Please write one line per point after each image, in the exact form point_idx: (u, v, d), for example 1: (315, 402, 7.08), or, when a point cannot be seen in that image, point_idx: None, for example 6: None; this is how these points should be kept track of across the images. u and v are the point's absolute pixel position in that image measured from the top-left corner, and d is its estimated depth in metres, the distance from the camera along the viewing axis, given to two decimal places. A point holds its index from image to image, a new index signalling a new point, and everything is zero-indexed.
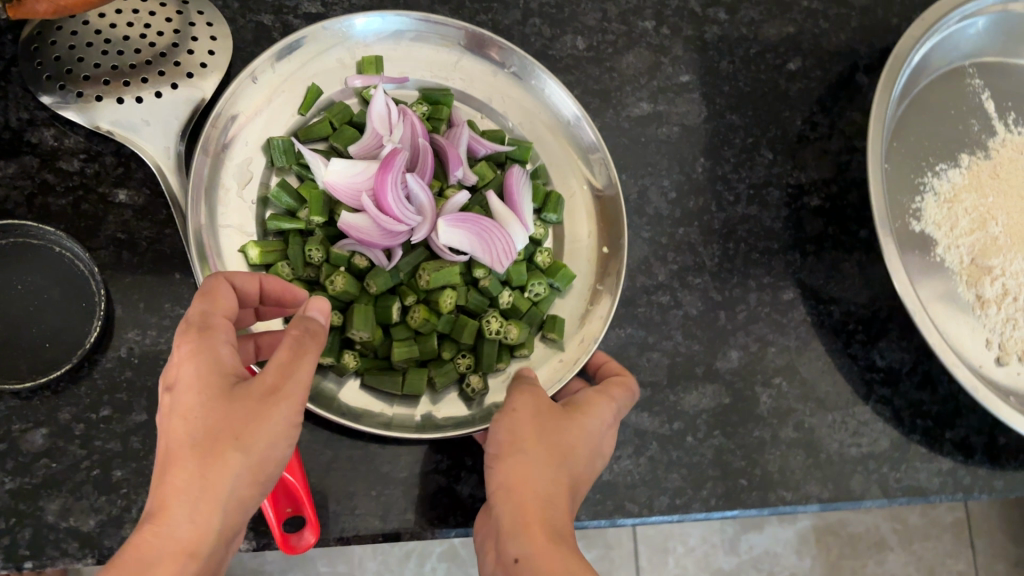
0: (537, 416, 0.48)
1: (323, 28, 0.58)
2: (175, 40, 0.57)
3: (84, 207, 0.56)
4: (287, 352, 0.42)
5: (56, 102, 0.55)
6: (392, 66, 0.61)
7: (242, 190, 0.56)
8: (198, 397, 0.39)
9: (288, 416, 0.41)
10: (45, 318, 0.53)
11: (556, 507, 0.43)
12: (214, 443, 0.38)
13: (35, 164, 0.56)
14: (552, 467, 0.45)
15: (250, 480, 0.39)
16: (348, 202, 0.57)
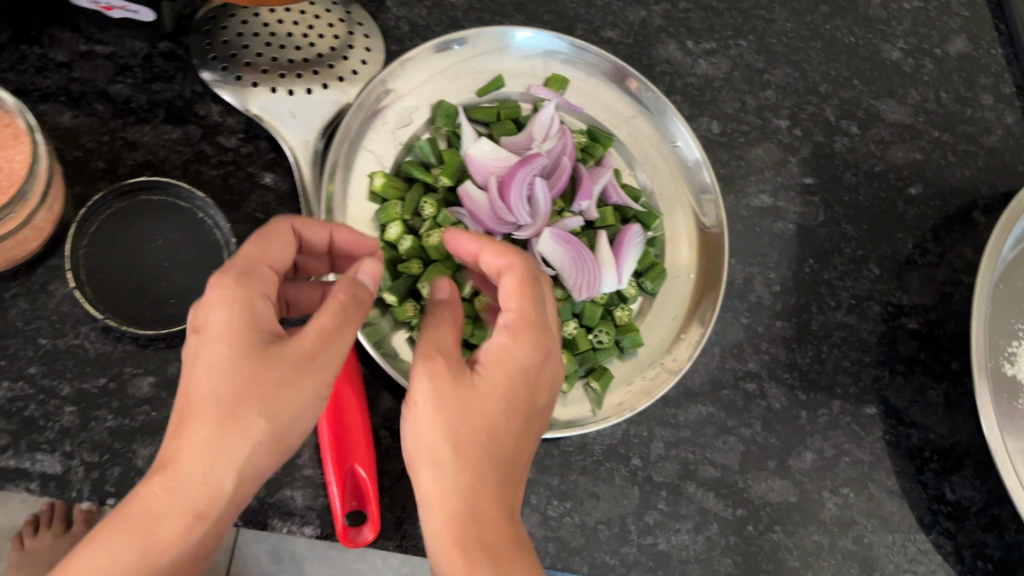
0: (440, 360, 0.43)
1: (534, 34, 0.63)
2: (333, 46, 0.61)
3: (232, 181, 0.59)
4: (328, 319, 0.41)
5: (216, 81, 0.59)
6: (576, 94, 0.65)
7: (396, 130, 0.61)
8: (226, 353, 0.39)
9: (314, 387, 0.41)
10: (176, 277, 0.55)
11: (501, 432, 0.43)
12: (235, 407, 0.38)
13: (198, 134, 0.59)
14: (484, 402, 0.43)
15: (270, 450, 0.40)
16: (476, 177, 0.60)
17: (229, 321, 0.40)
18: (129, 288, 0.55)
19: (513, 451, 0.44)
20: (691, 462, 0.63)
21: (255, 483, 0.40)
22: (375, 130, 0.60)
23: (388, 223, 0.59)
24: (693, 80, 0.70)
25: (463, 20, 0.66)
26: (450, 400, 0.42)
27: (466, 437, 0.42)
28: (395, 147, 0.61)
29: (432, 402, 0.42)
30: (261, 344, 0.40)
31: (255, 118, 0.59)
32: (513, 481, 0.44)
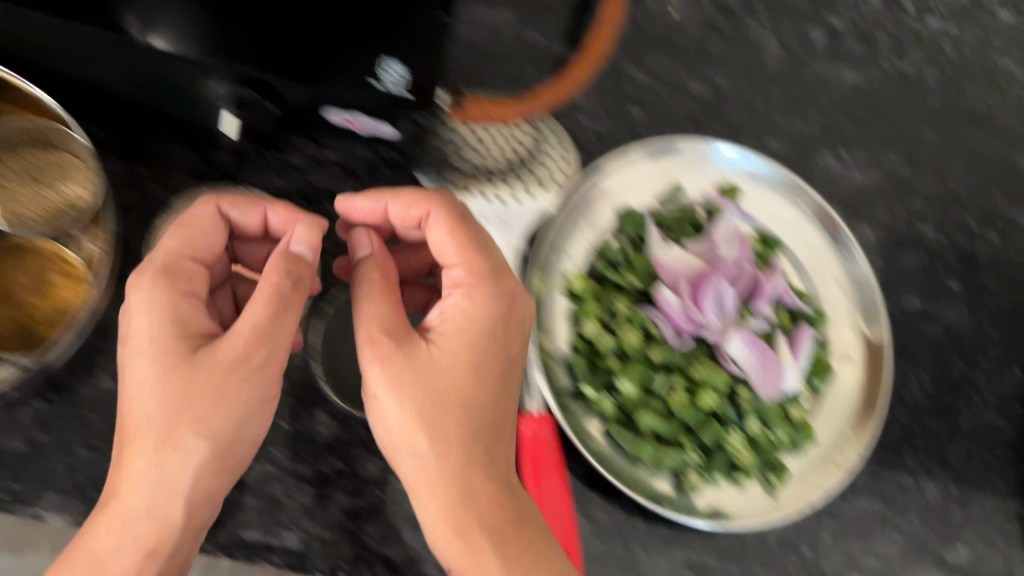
0: (384, 341, 0.49)
1: (717, 148, 0.69)
2: (535, 156, 0.68)
3: (444, 278, 0.64)
4: (261, 309, 0.47)
5: (435, 186, 0.65)
6: (749, 204, 0.71)
7: (589, 233, 0.67)
8: (146, 365, 0.46)
9: (256, 391, 0.48)
10: None
11: (472, 399, 0.50)
12: (171, 430, 0.46)
13: (416, 234, 0.65)
14: (453, 369, 0.50)
15: (215, 465, 0.47)
16: (664, 278, 0.64)
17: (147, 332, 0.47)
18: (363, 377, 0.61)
19: (505, 408, 0.52)
20: (856, 553, 0.67)
21: (203, 501, 0.48)
22: (569, 232, 0.67)
23: (584, 318, 0.64)
24: (850, 189, 0.75)
25: (645, 131, 0.71)
26: (402, 375, 0.48)
27: (446, 418, 0.49)
28: (587, 249, 0.67)
29: (390, 388, 0.48)
30: (192, 358, 0.47)
31: (469, 220, 0.65)
32: (503, 442, 0.52)
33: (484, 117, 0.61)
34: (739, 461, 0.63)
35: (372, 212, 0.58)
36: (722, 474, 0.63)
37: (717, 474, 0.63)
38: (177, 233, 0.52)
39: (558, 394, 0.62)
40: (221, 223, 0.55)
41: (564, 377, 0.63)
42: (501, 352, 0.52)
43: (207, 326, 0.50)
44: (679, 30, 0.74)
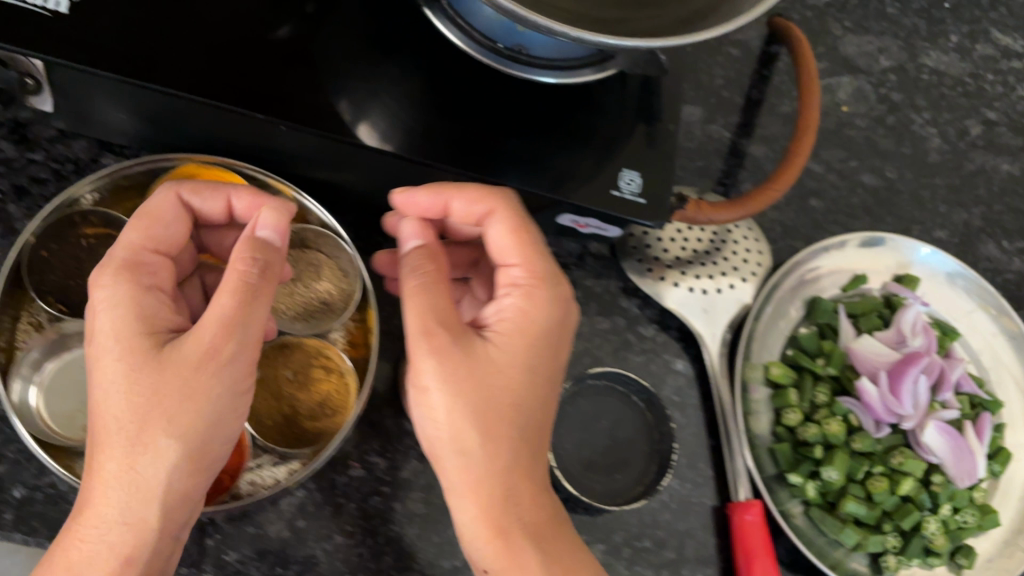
0: (443, 336, 0.47)
1: (899, 241, 0.73)
2: (731, 249, 0.70)
3: (652, 365, 0.67)
4: (229, 301, 0.44)
5: (641, 278, 0.68)
6: (924, 291, 0.75)
7: (780, 322, 0.71)
8: (123, 368, 0.42)
9: (229, 377, 0.44)
10: (619, 452, 0.64)
11: (525, 402, 0.49)
12: (143, 428, 0.42)
13: (623, 323, 0.68)
14: (511, 376, 0.48)
15: (188, 466, 0.43)
16: (862, 371, 0.68)
17: (115, 324, 0.44)
18: (583, 463, 0.63)
19: (541, 408, 0.50)
20: None
21: (183, 505, 0.44)
22: (766, 321, 0.70)
23: (786, 408, 0.67)
24: (1013, 276, 0.78)
25: (823, 221, 0.75)
26: (463, 373, 0.47)
27: (498, 418, 0.47)
28: (781, 338, 0.71)
29: (445, 384, 0.46)
30: (158, 352, 0.43)
31: (674, 313, 0.67)
32: (539, 449, 0.50)
33: (704, 218, 0.64)
34: (934, 546, 0.66)
35: (434, 206, 0.54)
36: (917, 559, 0.66)
37: (914, 559, 0.66)
38: (134, 223, 0.49)
39: (765, 478, 0.66)
40: (182, 213, 0.52)
41: (773, 465, 0.67)
42: (547, 355, 0.51)
43: (174, 321, 0.46)
44: (850, 125, 0.78)
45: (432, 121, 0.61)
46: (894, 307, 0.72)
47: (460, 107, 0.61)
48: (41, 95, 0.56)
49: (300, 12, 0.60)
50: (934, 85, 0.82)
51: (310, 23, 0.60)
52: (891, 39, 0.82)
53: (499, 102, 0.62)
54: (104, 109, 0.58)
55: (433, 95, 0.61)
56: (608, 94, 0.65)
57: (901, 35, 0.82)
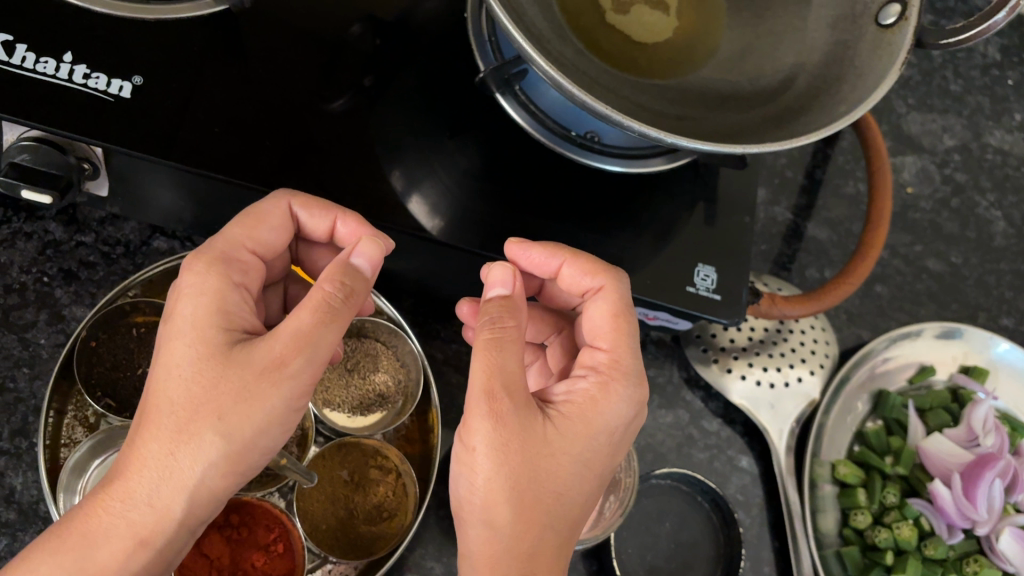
0: (507, 403, 0.40)
1: (967, 332, 0.70)
2: (800, 337, 0.67)
3: (716, 462, 0.65)
4: (308, 318, 0.39)
5: (706, 369, 0.65)
6: (992, 384, 0.71)
7: (845, 416, 0.69)
8: (189, 357, 0.38)
9: (292, 390, 0.39)
10: (682, 556, 0.61)
11: (571, 500, 0.41)
12: (191, 418, 0.38)
13: (687, 417, 0.65)
14: (564, 467, 0.41)
15: (225, 468, 0.39)
16: (934, 473, 0.65)
17: (191, 310, 0.40)
18: (646, 568, 0.60)
19: (583, 512, 0.43)
20: None
21: (207, 507, 0.39)
22: (834, 417, 0.68)
23: (855, 509, 0.64)
24: None
25: (888, 308, 0.73)
26: (514, 449, 0.40)
27: (530, 505, 0.40)
28: (848, 434, 0.69)
29: (494, 454, 0.39)
30: (230, 349, 0.39)
31: (738, 407, 0.65)
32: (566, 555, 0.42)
33: (778, 312, 0.62)
34: None
35: (547, 265, 0.50)
36: None
37: None
38: (239, 219, 0.46)
39: None
40: (286, 227, 0.48)
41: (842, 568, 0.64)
42: (609, 456, 0.43)
43: (253, 324, 0.42)
44: (915, 207, 0.76)
45: (498, 201, 0.58)
46: (963, 402, 0.69)
47: (523, 185, 0.59)
48: (95, 180, 0.54)
49: (357, 84, 0.58)
50: (999, 165, 0.80)
51: (367, 96, 0.58)
52: (955, 118, 0.80)
53: (563, 180, 0.60)
54: (161, 194, 0.55)
55: (495, 175, 0.59)
56: (674, 174, 0.62)
57: (965, 113, 0.80)
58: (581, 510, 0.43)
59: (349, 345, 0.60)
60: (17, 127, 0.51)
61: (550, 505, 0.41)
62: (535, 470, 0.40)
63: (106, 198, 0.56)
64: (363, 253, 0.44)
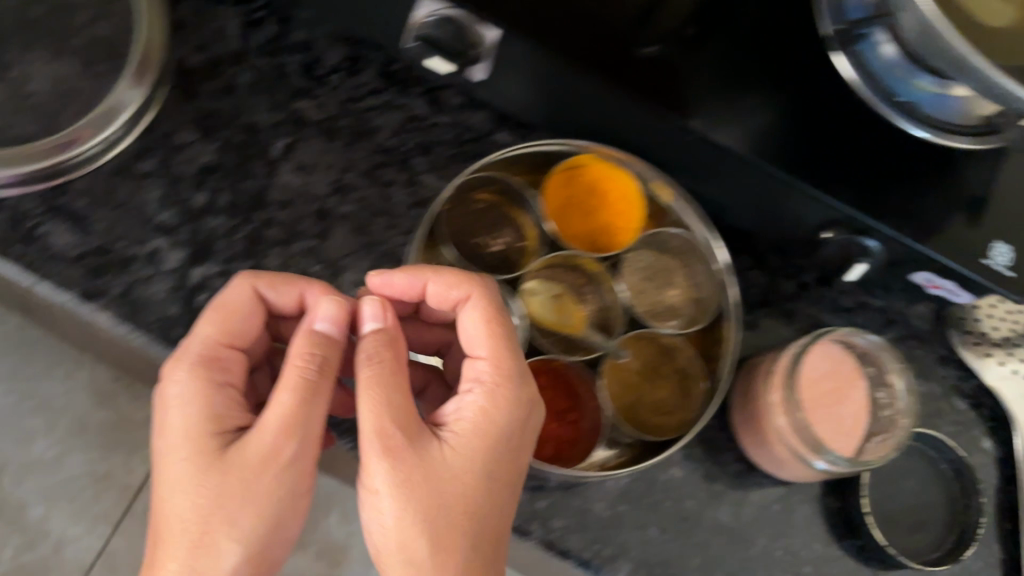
0: (398, 440, 0.43)
1: None
2: None
3: (961, 439, 0.68)
4: (289, 398, 0.43)
5: (969, 351, 0.68)
6: None
7: None
8: (188, 477, 0.42)
9: (259, 519, 0.42)
10: (921, 513, 0.64)
11: (484, 507, 0.45)
12: (204, 533, 0.42)
13: (940, 392, 0.69)
14: (461, 487, 0.44)
15: (255, 562, 0.43)
16: None
17: (180, 426, 0.44)
18: (886, 515, 0.64)
19: (501, 525, 0.46)
20: None
21: None
22: None
23: None
24: None
25: None
26: (415, 486, 0.43)
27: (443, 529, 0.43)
28: None
29: (397, 489, 0.43)
30: (224, 454, 0.43)
31: (995, 390, 0.67)
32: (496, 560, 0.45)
33: None
34: None
35: (412, 285, 0.53)
36: None
37: None
38: (208, 319, 0.49)
39: None
40: (258, 309, 0.51)
41: None
42: (510, 459, 0.47)
43: (247, 421, 0.46)
44: None
45: (796, 166, 0.56)
46: None
47: (836, 148, 0.56)
48: (476, 66, 0.58)
49: (676, 32, 0.56)
50: None
51: (686, 44, 0.56)
52: None
53: (871, 150, 0.56)
54: (518, 85, 0.60)
55: (808, 135, 0.56)
56: None
57: None
58: (500, 513, 0.46)
59: (651, 257, 0.64)
60: (429, 5, 0.56)
61: (465, 522, 0.44)
62: (440, 535, 0.43)
63: (479, 82, 0.61)
64: (319, 318, 0.48)
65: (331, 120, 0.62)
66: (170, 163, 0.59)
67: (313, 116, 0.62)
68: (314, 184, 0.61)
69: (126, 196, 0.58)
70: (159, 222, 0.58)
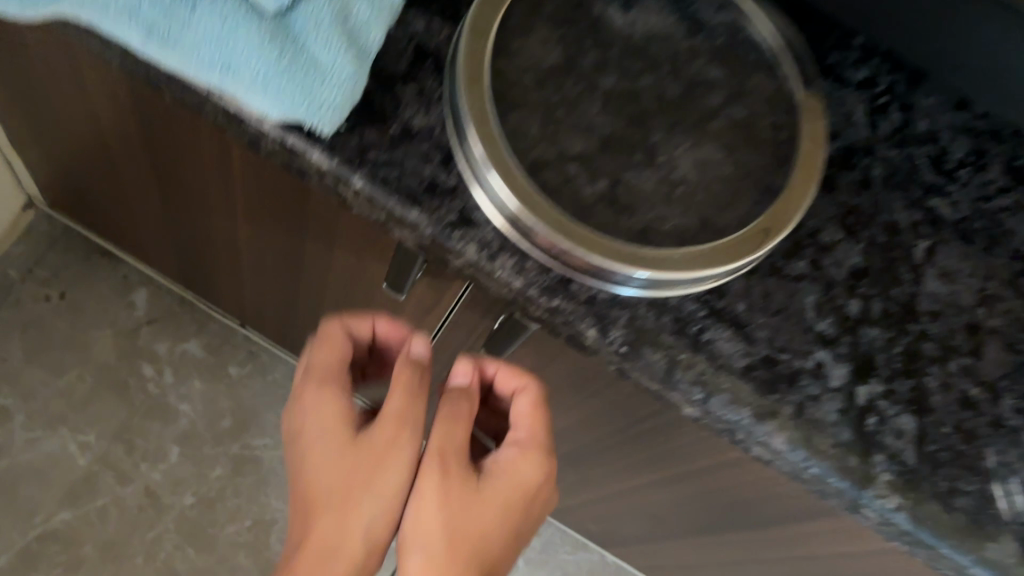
0: (453, 469, 0.51)
1: None
2: None
3: None
4: (399, 401, 0.51)
5: None
6: None
7: None
8: (336, 454, 0.51)
9: (381, 511, 0.50)
10: None
11: (495, 536, 0.51)
12: (343, 497, 0.50)
13: None
14: (487, 512, 0.51)
15: (376, 534, 0.50)
16: None
17: (328, 425, 0.53)
18: None
19: (499, 551, 0.52)
20: None
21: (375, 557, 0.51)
22: None
23: None
24: None
25: None
26: (455, 505, 0.50)
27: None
28: None
29: (436, 506, 0.50)
30: (359, 436, 0.51)
31: None
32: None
33: None
34: None
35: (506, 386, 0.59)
36: None
37: None
38: (320, 349, 0.56)
39: None
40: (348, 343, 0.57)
41: None
42: (527, 506, 0.54)
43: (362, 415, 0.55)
44: None
45: None
46: None
47: None
48: None
49: None
50: None
51: None
52: None
53: None
54: None
55: None
56: None
57: None
58: (502, 552, 0.53)
59: None
60: None
61: (465, 552, 0.50)
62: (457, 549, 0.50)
63: None
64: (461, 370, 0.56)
65: (968, 221, 0.56)
66: (821, 264, 0.53)
67: (950, 216, 0.55)
68: (961, 295, 0.54)
69: (783, 301, 0.51)
70: (820, 331, 0.51)
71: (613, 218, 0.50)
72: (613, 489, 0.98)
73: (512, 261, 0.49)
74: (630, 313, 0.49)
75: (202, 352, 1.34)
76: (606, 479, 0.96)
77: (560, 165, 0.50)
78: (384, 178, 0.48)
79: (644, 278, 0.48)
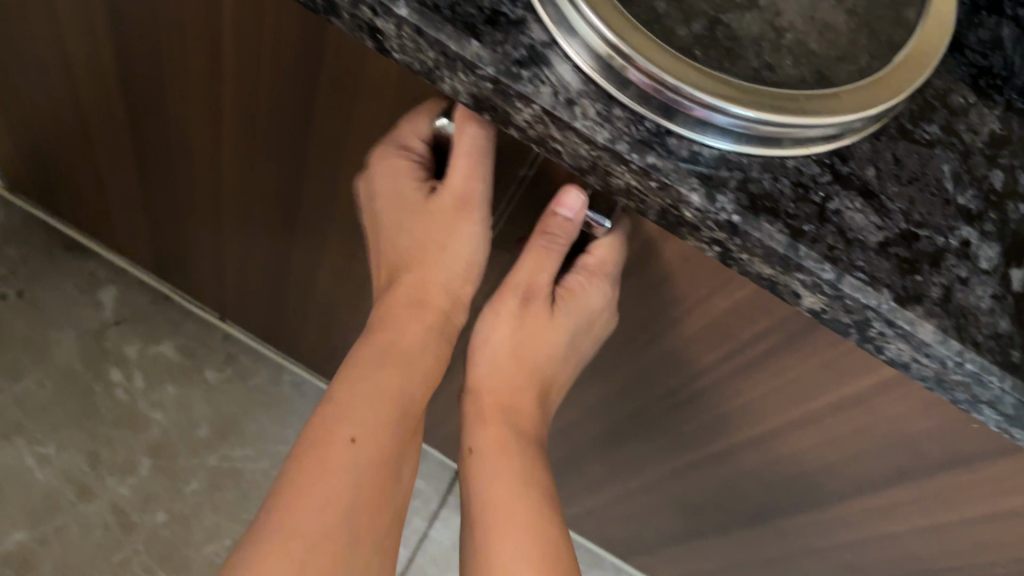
0: (518, 305, 0.61)
1: None
2: None
3: None
4: (457, 165, 0.52)
5: None
6: None
7: None
8: (404, 216, 0.59)
9: (457, 268, 0.60)
10: None
11: (549, 362, 0.64)
12: (420, 276, 0.61)
13: None
14: (551, 338, 0.63)
15: (453, 302, 0.62)
16: None
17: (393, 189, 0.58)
18: None
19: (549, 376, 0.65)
20: None
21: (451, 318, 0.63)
22: None
23: None
24: None
25: None
26: (528, 323, 0.62)
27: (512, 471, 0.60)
28: None
29: (507, 333, 0.62)
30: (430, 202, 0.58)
31: None
32: (546, 483, 0.61)
33: None
34: None
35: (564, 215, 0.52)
36: None
37: None
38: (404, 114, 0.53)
39: None
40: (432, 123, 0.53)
41: None
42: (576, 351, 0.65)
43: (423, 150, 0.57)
44: None
45: None
46: None
47: None
48: None
49: None
50: None
51: None
52: None
53: None
54: None
55: None
56: None
57: None
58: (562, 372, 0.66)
59: None
60: None
61: (524, 376, 0.64)
62: (519, 371, 0.64)
63: None
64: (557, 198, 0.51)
65: None
66: (955, 129, 0.44)
67: None
68: None
69: (917, 168, 0.43)
70: (962, 205, 0.42)
71: (716, 61, 0.41)
72: (646, 479, 0.88)
73: (595, 109, 0.39)
74: (740, 174, 0.40)
75: (176, 355, 1.22)
76: (639, 467, 0.86)
77: (648, 1, 0.41)
78: (436, 5, 0.39)
79: (754, 128, 0.39)
